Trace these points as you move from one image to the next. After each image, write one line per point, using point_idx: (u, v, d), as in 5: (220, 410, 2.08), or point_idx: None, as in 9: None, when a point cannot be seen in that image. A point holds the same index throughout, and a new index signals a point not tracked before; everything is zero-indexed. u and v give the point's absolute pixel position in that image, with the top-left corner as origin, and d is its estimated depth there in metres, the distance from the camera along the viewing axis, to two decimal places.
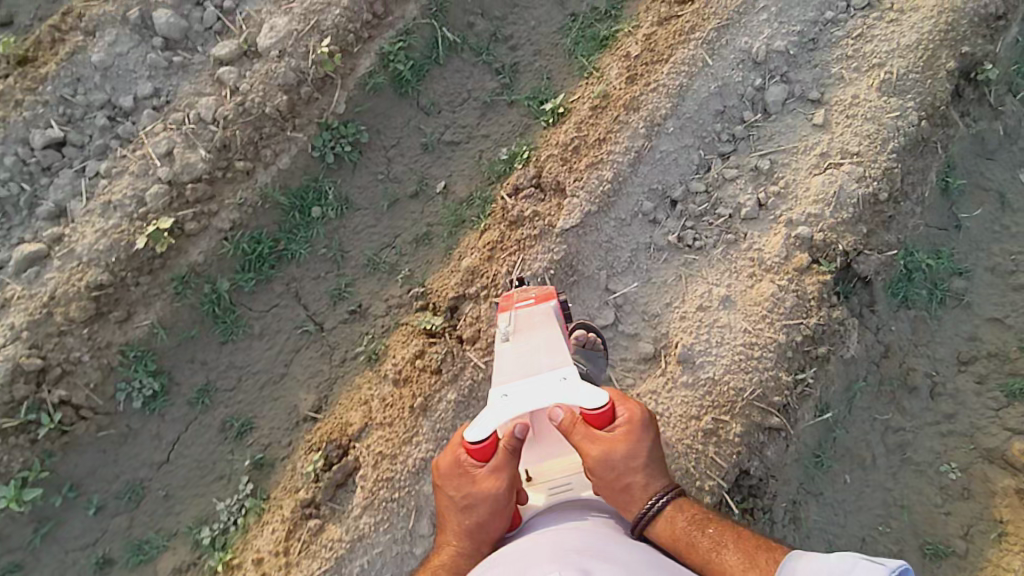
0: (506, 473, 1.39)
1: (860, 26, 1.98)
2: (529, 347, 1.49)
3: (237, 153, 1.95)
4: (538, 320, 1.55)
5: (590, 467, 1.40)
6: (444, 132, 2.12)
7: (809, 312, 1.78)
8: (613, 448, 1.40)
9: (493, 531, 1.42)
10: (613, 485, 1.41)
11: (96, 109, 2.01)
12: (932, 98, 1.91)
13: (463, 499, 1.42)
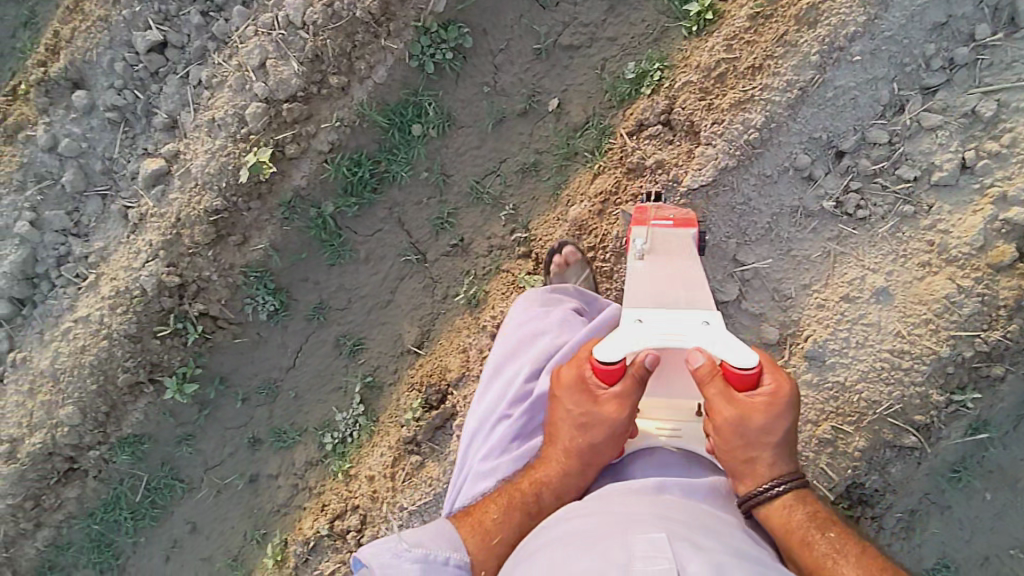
0: (631, 399, 1.19)
1: None
2: (667, 273, 1.38)
3: (330, 66, 1.76)
4: (674, 246, 1.44)
5: (717, 427, 1.18)
6: (561, 33, 1.76)
7: (993, 322, 1.45)
8: (751, 416, 1.16)
9: (605, 458, 1.23)
10: (737, 455, 1.18)
11: (189, 3, 1.83)
12: None
13: (580, 417, 1.23)
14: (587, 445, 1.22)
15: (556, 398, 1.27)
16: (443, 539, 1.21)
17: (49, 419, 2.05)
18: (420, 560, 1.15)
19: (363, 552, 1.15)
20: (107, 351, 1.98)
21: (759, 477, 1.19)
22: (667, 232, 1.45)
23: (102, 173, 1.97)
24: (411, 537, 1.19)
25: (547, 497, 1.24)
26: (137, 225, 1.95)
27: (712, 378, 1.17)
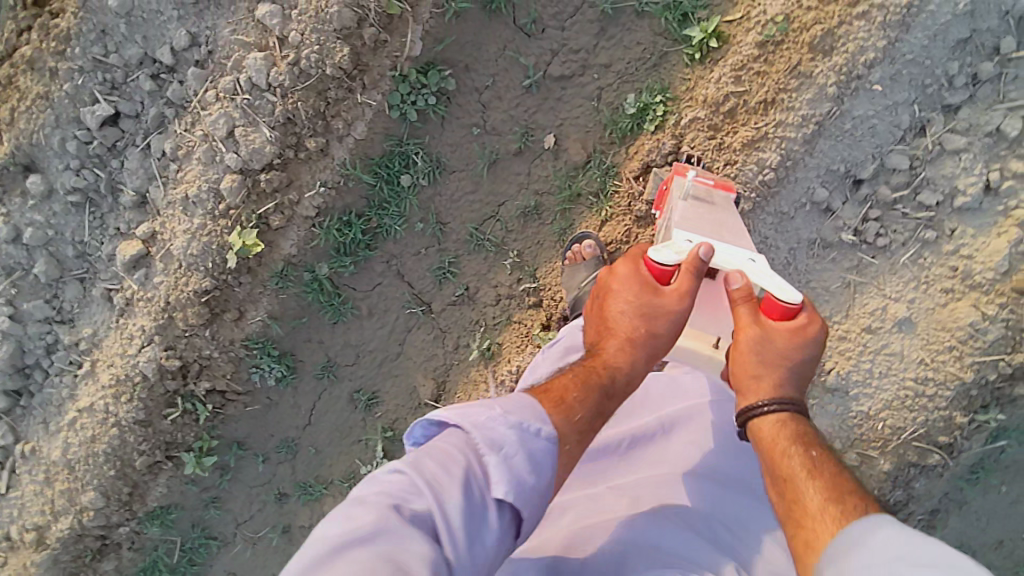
0: (694, 291, 1.13)
1: None
2: (710, 213, 1.35)
3: (305, 128, 1.61)
4: (717, 203, 1.40)
5: (736, 342, 1.13)
6: (551, 63, 1.63)
7: (1016, 345, 1.46)
8: (776, 336, 1.10)
9: (667, 345, 1.16)
10: (747, 369, 1.12)
11: (136, 67, 1.66)
12: None
13: (646, 306, 1.15)
14: (653, 330, 1.15)
15: (612, 294, 1.20)
16: (534, 407, 0.96)
17: (73, 505, 1.92)
18: (516, 427, 0.90)
19: (444, 416, 0.92)
20: (119, 438, 1.87)
21: (763, 390, 1.11)
22: (710, 189, 1.41)
23: (75, 256, 1.83)
24: (506, 403, 0.94)
25: (621, 382, 1.13)
26: (124, 309, 1.82)
27: (746, 299, 1.13)
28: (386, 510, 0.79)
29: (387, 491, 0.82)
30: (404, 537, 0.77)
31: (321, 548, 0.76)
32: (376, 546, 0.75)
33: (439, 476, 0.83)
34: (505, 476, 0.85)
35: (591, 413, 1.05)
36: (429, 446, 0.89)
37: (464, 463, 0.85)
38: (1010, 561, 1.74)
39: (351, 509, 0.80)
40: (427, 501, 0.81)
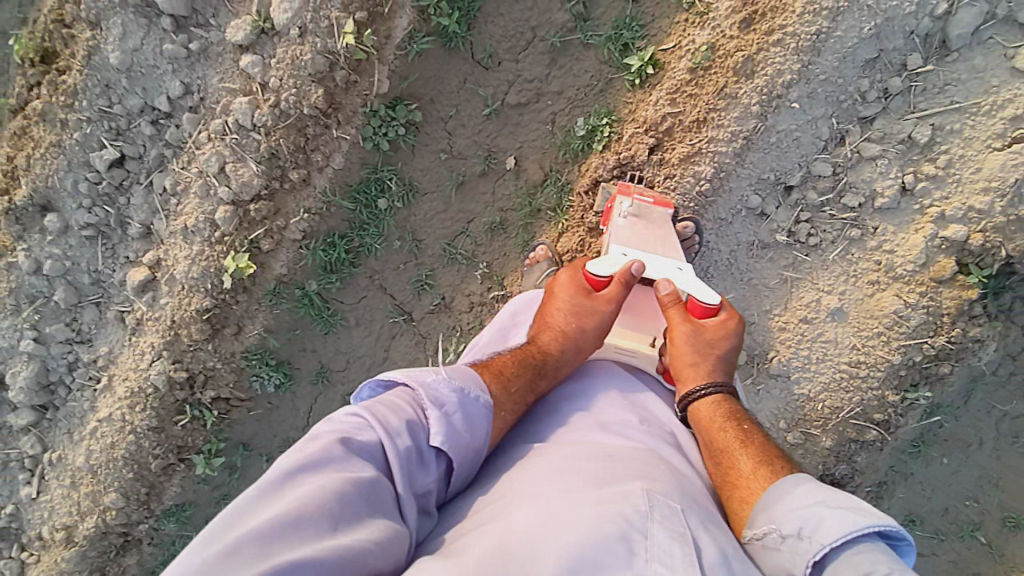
0: (619, 301, 1.36)
1: None
2: (649, 234, 1.50)
3: (287, 161, 1.79)
4: (656, 220, 1.56)
5: (671, 337, 1.31)
6: (508, 92, 1.80)
7: (939, 329, 1.57)
8: (704, 331, 1.30)
9: (595, 344, 1.36)
10: (684, 363, 1.30)
11: (137, 115, 1.85)
12: None
13: (581, 306, 1.36)
14: (583, 325, 1.34)
15: (554, 295, 1.40)
16: (472, 377, 1.14)
17: (97, 505, 2.07)
18: (457, 391, 1.08)
19: (396, 375, 1.09)
20: (136, 444, 2.03)
21: (697, 376, 1.28)
22: (649, 208, 1.56)
23: (91, 284, 2.01)
24: (449, 372, 1.11)
25: (552, 366, 1.31)
26: (135, 328, 2.00)
27: (675, 302, 1.34)
28: (342, 436, 0.93)
29: (343, 427, 0.97)
30: (361, 460, 0.92)
31: (289, 463, 0.88)
32: (339, 463, 0.90)
33: (392, 422, 0.99)
34: (445, 429, 1.02)
35: (522, 390, 1.23)
36: (380, 397, 1.05)
37: (411, 413, 1.02)
38: (954, 526, 1.85)
39: (310, 438, 0.93)
40: (380, 436, 0.96)
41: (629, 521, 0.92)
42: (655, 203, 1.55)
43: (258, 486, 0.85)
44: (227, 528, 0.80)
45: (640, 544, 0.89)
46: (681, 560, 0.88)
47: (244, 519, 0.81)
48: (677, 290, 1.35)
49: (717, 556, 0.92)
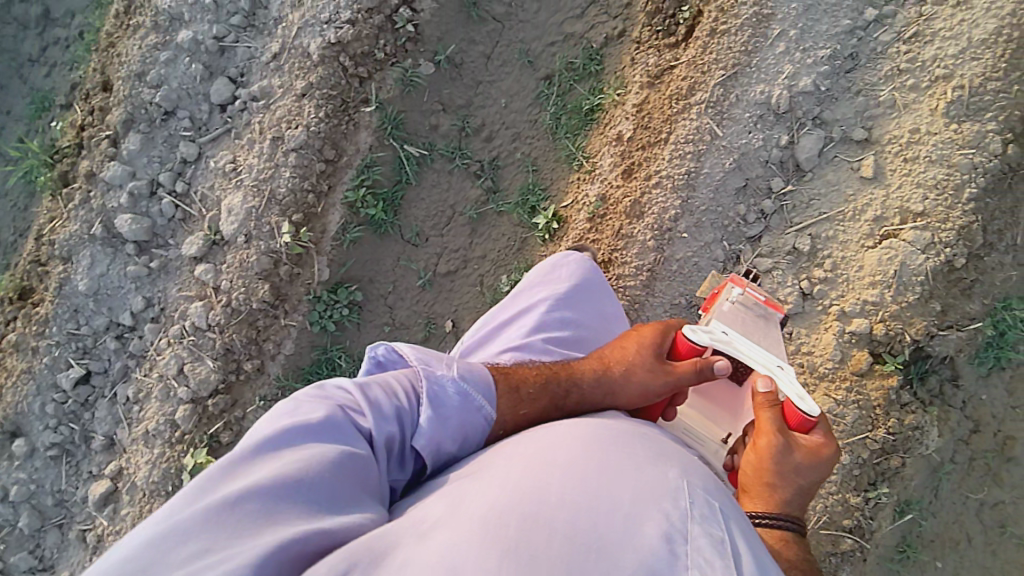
0: (686, 378, 1.26)
1: (914, 23, 1.69)
2: (746, 328, 1.42)
3: (242, 354, 1.91)
4: (762, 319, 1.48)
5: (756, 445, 1.18)
6: (438, 264, 1.99)
7: (876, 422, 1.63)
8: (795, 450, 1.16)
9: (628, 400, 1.27)
10: (763, 476, 1.16)
11: (102, 332, 1.99)
12: (1019, 110, 1.63)
13: (642, 364, 1.28)
14: (628, 376, 1.27)
15: (629, 342, 1.33)
16: (483, 381, 1.18)
17: None
18: (462, 395, 1.14)
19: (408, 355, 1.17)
20: None
21: (768, 503, 1.15)
22: (756, 305, 1.48)
23: (54, 505, 1.99)
24: (461, 371, 1.17)
25: (573, 402, 1.25)
26: (96, 545, 1.96)
27: (773, 405, 1.20)
28: (338, 412, 1.03)
29: (339, 402, 1.07)
30: (354, 439, 1.02)
31: (287, 426, 0.98)
32: (334, 434, 1.00)
33: (384, 406, 1.08)
34: (435, 429, 1.10)
35: (528, 415, 1.20)
36: (380, 379, 1.14)
37: (404, 403, 1.11)
38: None
39: (306, 407, 1.03)
40: (373, 421, 1.05)
41: (668, 518, 0.88)
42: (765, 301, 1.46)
43: (255, 445, 0.95)
44: (225, 481, 0.91)
45: (681, 547, 0.85)
46: (722, 564, 0.84)
47: (241, 474, 0.92)
48: (776, 391, 1.22)
49: (758, 568, 0.87)
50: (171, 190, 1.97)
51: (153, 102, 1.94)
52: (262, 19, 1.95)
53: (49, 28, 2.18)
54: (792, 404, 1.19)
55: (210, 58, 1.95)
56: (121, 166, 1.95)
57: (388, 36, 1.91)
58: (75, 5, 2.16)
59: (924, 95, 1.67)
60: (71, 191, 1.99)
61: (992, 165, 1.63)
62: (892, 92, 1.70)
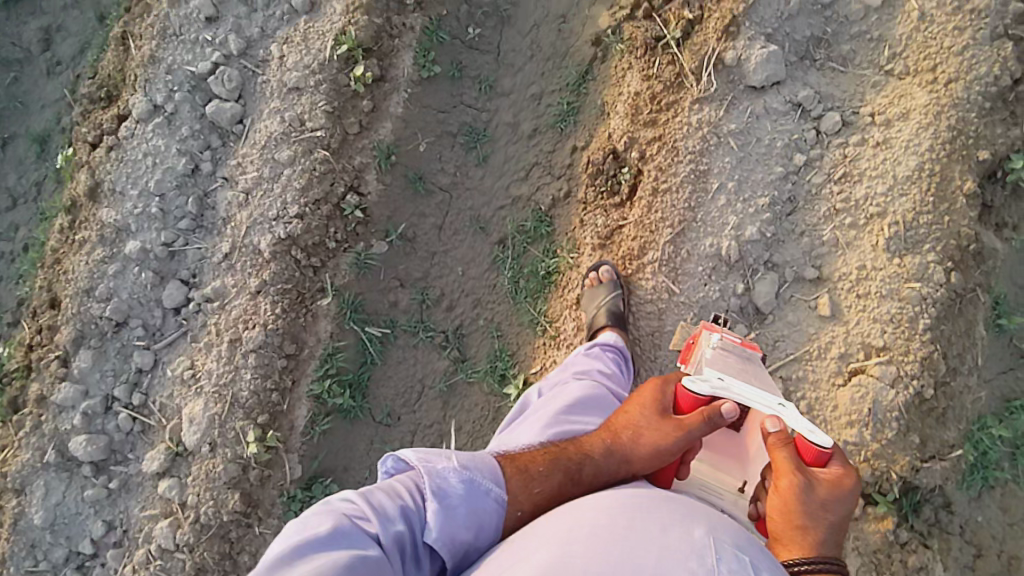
0: (694, 428, 1.27)
1: (841, 164, 1.79)
2: (740, 368, 1.47)
3: (216, 571, 1.80)
4: (745, 357, 1.54)
5: (778, 487, 1.18)
6: (413, 441, 1.95)
7: (880, 566, 1.71)
8: (815, 487, 1.17)
9: (643, 463, 1.29)
10: (789, 518, 1.16)
11: (62, 565, 1.85)
12: (955, 240, 1.71)
13: (648, 423, 1.32)
14: (636, 439, 1.31)
15: (633, 406, 1.39)
16: (485, 468, 1.25)
17: None
18: (465, 484, 1.21)
19: (410, 457, 1.27)
20: None
21: (801, 547, 1.14)
22: (735, 344, 1.54)
23: None
24: (462, 461, 1.25)
25: (586, 472, 1.29)
26: None
27: (786, 443, 1.22)
28: (344, 521, 1.13)
29: (344, 511, 1.17)
30: (362, 544, 1.11)
31: (294, 540, 1.09)
32: (342, 542, 1.10)
33: (389, 510, 1.18)
34: (444, 523, 1.17)
35: (542, 495, 1.26)
36: (388, 483, 1.24)
37: (409, 502, 1.20)
38: None
39: (317, 519, 1.14)
40: (379, 525, 1.15)
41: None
42: (742, 343, 1.53)
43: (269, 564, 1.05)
44: None
45: None
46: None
47: None
48: (785, 429, 1.24)
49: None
50: (127, 403, 1.89)
51: (104, 316, 1.89)
52: (210, 218, 1.94)
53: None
54: (803, 438, 1.20)
55: (160, 262, 1.92)
56: (73, 386, 1.87)
57: (338, 223, 1.91)
58: (19, 218, 2.14)
59: (862, 232, 1.75)
60: (20, 418, 1.89)
61: (941, 294, 1.68)
62: (832, 231, 1.77)
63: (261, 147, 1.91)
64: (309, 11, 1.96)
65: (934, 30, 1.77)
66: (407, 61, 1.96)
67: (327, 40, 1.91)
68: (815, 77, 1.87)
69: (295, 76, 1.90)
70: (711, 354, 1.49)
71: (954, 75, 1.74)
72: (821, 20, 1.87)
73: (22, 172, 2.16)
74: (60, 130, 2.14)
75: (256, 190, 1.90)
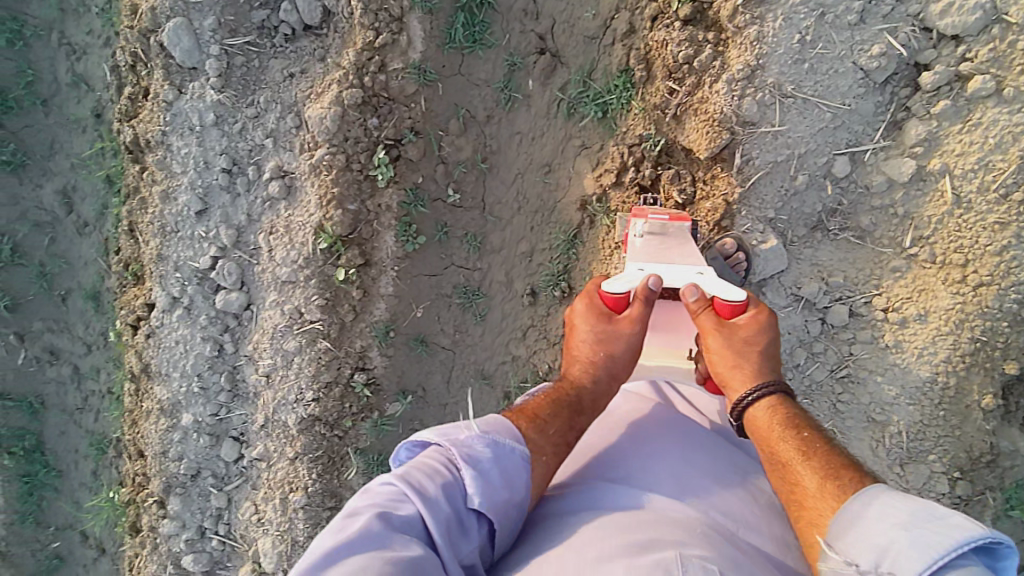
0: (642, 317, 1.38)
1: (847, 363, 1.67)
2: (665, 247, 1.50)
3: None
4: (674, 233, 1.55)
5: (709, 347, 1.34)
6: None
7: None
8: (738, 332, 1.33)
9: (624, 367, 1.39)
10: (727, 367, 1.32)
11: None
12: (966, 450, 1.61)
13: (609, 334, 1.39)
14: (610, 351, 1.38)
15: (574, 328, 1.44)
16: (507, 428, 1.17)
17: None
18: (492, 446, 1.11)
19: (426, 436, 1.14)
20: None
21: (744, 382, 1.31)
22: (665, 222, 1.56)
23: None
24: (482, 426, 1.15)
25: (586, 399, 1.36)
26: None
27: (706, 307, 1.36)
28: (381, 511, 0.99)
29: (382, 498, 1.02)
30: (399, 537, 0.97)
31: (376, 540, 0.94)
32: (367, 541, 0.94)
33: (416, 482, 1.04)
34: (480, 484, 1.07)
35: (561, 429, 1.27)
36: (415, 460, 1.10)
37: (444, 473, 1.07)
38: None
39: (374, 503, 1.01)
40: (418, 506, 1.01)
41: None
42: (671, 221, 1.53)
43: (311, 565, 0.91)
44: None
45: None
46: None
47: None
48: (703, 295, 1.38)
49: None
50: (215, 531, 2.24)
51: (180, 471, 2.21)
52: (244, 390, 2.13)
53: (83, 381, 2.37)
54: (720, 300, 1.35)
55: (213, 426, 2.17)
56: (172, 522, 2.23)
57: (352, 399, 2.04)
58: (97, 361, 2.35)
59: (860, 430, 1.67)
60: (142, 539, 2.29)
61: (943, 504, 1.64)
62: (832, 428, 1.70)
63: (270, 335, 2.02)
64: (287, 196, 1.94)
65: (969, 219, 1.50)
66: (389, 241, 1.92)
67: (308, 234, 1.90)
68: (827, 251, 1.67)
69: (286, 271, 1.95)
70: (640, 245, 1.52)
71: (987, 278, 1.49)
72: (836, 192, 1.62)
73: (86, 321, 2.33)
74: (108, 286, 2.27)
75: (275, 374, 2.05)
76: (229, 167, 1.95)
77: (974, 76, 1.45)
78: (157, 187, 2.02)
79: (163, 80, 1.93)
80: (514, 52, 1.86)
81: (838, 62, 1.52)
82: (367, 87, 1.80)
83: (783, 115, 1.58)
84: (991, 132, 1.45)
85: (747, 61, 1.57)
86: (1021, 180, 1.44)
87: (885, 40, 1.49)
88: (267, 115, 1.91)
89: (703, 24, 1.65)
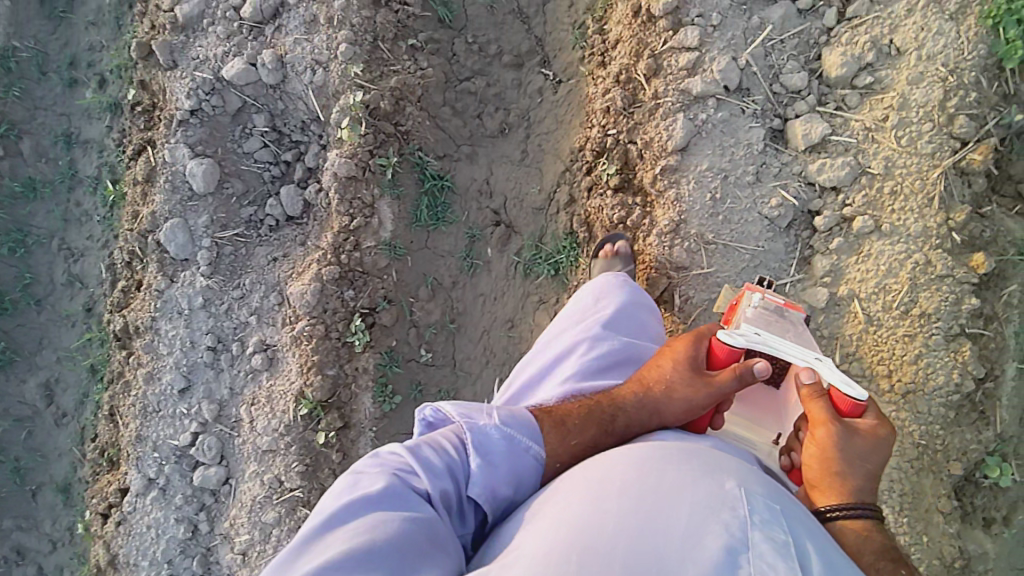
0: (724, 388, 1.23)
1: None
2: (777, 326, 1.35)
3: None
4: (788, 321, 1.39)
5: (814, 437, 1.16)
6: None
7: None
8: (854, 438, 1.14)
9: (674, 420, 1.25)
10: (830, 465, 1.14)
11: None
12: (939, 558, 1.65)
13: (681, 379, 1.26)
14: (670, 394, 1.25)
15: (665, 355, 1.35)
16: (527, 422, 1.20)
17: None
18: (507, 439, 1.16)
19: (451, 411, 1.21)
20: None
21: (844, 492, 1.12)
22: (779, 308, 1.39)
23: None
24: (503, 417, 1.19)
25: (620, 423, 1.25)
26: None
27: (820, 395, 1.19)
28: (393, 479, 1.07)
29: (395, 467, 1.11)
30: (413, 503, 1.04)
31: (389, 508, 1.02)
32: (374, 504, 1.02)
33: (431, 460, 1.12)
34: (488, 477, 1.12)
35: (584, 445, 1.21)
36: (433, 435, 1.17)
37: (455, 455, 1.14)
38: None
39: (388, 470, 1.09)
40: (428, 480, 1.08)
41: (729, 530, 0.90)
42: (787, 305, 1.39)
43: (320, 522, 1.00)
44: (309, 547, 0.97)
45: (745, 560, 0.87)
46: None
47: (324, 537, 0.98)
48: (820, 382, 1.21)
49: None
50: None
51: None
52: (217, 572, 2.06)
53: None
54: (839, 391, 1.17)
55: None
56: None
57: None
58: (61, 560, 2.25)
59: None
60: None
61: None
62: None
63: (248, 509, 2.02)
64: (269, 367, 2.06)
65: (884, 335, 1.70)
66: (367, 402, 2.01)
67: (289, 401, 2.00)
68: None
69: (267, 439, 2.01)
70: (750, 313, 1.37)
71: (911, 386, 1.66)
72: None
73: (53, 517, 2.27)
74: (80, 476, 2.26)
75: (251, 550, 2.01)
76: (214, 345, 2.09)
77: (856, 217, 1.74)
78: (141, 370, 2.13)
79: (156, 272, 2.13)
80: (473, 225, 2.15)
81: (747, 212, 1.81)
82: (342, 263, 2.01)
83: (709, 260, 1.84)
84: (881, 261, 1.70)
85: (671, 218, 1.86)
86: (916, 298, 1.67)
87: (780, 194, 1.79)
88: (252, 295, 2.09)
89: (632, 189, 1.96)
